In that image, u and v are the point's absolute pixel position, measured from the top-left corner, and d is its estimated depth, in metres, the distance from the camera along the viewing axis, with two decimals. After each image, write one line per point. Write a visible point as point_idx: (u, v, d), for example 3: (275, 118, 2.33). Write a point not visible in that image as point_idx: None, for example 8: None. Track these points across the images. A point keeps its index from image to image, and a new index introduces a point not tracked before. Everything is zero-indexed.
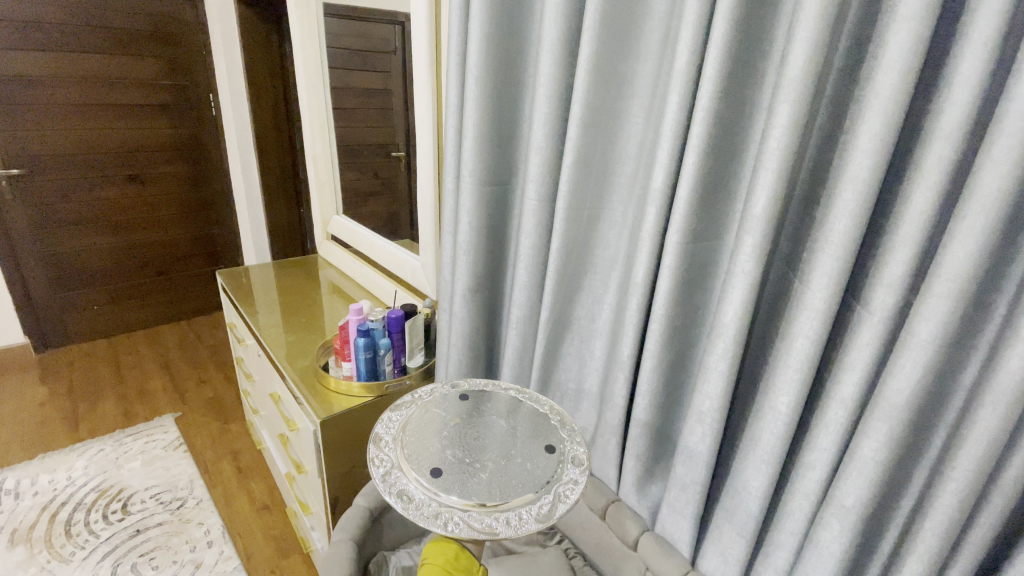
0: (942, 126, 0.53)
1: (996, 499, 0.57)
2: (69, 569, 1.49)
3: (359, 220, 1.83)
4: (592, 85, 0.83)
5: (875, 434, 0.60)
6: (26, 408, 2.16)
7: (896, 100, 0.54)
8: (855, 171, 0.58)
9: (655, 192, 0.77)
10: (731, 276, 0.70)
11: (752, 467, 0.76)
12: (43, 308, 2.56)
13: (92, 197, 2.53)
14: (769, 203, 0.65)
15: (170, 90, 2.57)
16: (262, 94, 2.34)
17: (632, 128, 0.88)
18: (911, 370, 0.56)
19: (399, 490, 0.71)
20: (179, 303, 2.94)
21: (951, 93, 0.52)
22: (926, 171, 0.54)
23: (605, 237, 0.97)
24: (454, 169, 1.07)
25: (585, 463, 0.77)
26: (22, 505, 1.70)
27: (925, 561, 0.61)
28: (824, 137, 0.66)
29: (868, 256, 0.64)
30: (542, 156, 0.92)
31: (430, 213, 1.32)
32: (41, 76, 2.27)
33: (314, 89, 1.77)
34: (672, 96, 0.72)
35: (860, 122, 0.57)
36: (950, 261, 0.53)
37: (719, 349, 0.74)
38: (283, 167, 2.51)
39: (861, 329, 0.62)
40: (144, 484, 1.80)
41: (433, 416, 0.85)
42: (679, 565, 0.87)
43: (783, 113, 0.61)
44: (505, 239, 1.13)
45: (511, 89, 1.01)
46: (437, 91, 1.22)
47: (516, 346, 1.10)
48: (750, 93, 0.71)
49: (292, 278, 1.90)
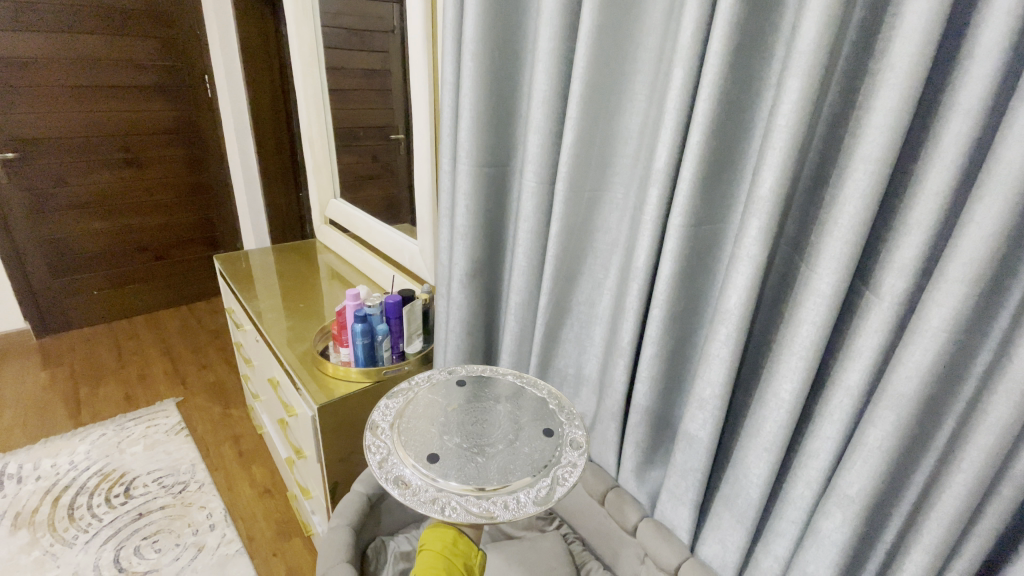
0: (961, 102, 0.50)
1: (1006, 490, 0.56)
2: (73, 552, 1.50)
3: (357, 203, 1.80)
4: (593, 62, 0.80)
5: (881, 423, 0.59)
6: (28, 392, 2.17)
7: (913, 74, 0.51)
8: (866, 150, 0.55)
9: (657, 172, 0.75)
10: (736, 261, 0.68)
11: (753, 455, 0.75)
12: (42, 293, 2.55)
13: (89, 182, 2.50)
14: (776, 185, 0.62)
15: (164, 71, 2.52)
16: (258, 76, 2.29)
17: (633, 108, 0.85)
18: (919, 358, 0.55)
19: (396, 476, 0.69)
20: (179, 287, 2.93)
21: (971, 68, 0.49)
22: (942, 150, 0.52)
23: (606, 220, 0.94)
24: (450, 149, 1.04)
25: (583, 446, 0.77)
26: (24, 490, 1.71)
27: (930, 552, 0.60)
28: (834, 115, 0.63)
29: (879, 238, 0.62)
30: (542, 135, 0.89)
31: (427, 196, 1.29)
32: (35, 57, 2.22)
33: (309, 69, 1.72)
34: (675, 75, 0.69)
35: (874, 98, 0.54)
36: (964, 246, 0.50)
37: (721, 335, 0.72)
38: (280, 151, 2.48)
39: (868, 316, 0.60)
40: (146, 468, 1.81)
41: (432, 402, 0.84)
42: (679, 551, 0.86)
43: (793, 89, 0.58)
44: (504, 221, 1.11)
45: (507, 66, 0.97)
46: (432, 69, 1.18)
47: (515, 332, 1.08)
48: (759, 69, 0.68)
49: (291, 263, 1.88)
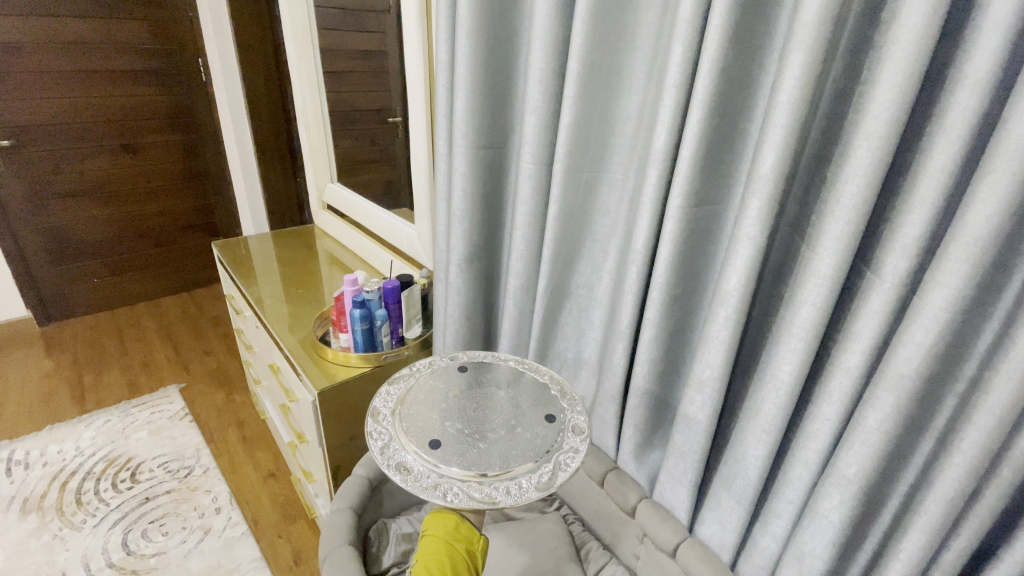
0: (968, 75, 0.48)
1: (1006, 471, 0.56)
2: (81, 536, 1.53)
3: (355, 188, 1.79)
4: (591, 38, 0.77)
5: (881, 405, 0.58)
6: (31, 380, 2.18)
7: (920, 46, 0.49)
8: (871, 126, 0.54)
9: (656, 153, 0.73)
10: (736, 241, 0.67)
11: (752, 436, 0.75)
12: (43, 282, 2.55)
13: (86, 169, 2.48)
14: (778, 163, 0.61)
15: (157, 55, 2.48)
16: (252, 58, 2.24)
17: (633, 87, 0.83)
18: (921, 339, 0.54)
19: (397, 462, 0.70)
20: (179, 274, 2.93)
21: (980, 39, 0.47)
22: (948, 125, 0.50)
23: (604, 202, 0.93)
24: (445, 130, 1.02)
25: (585, 432, 0.77)
26: (32, 475, 1.73)
27: (927, 532, 0.60)
28: (838, 90, 0.62)
29: (882, 217, 0.60)
30: (539, 113, 0.87)
31: (425, 179, 1.28)
32: (26, 42, 2.18)
33: (303, 50, 1.69)
34: (675, 50, 0.67)
35: (879, 72, 0.53)
36: (970, 224, 0.49)
37: (720, 317, 0.72)
38: (278, 135, 2.44)
39: (870, 297, 0.59)
40: (152, 454, 1.83)
41: (433, 388, 0.83)
42: (677, 531, 0.87)
43: (795, 63, 0.56)
44: (501, 202, 1.09)
45: (503, 43, 0.95)
46: (428, 49, 1.15)
47: (514, 316, 1.08)
48: (761, 44, 0.66)
49: (291, 249, 1.87)
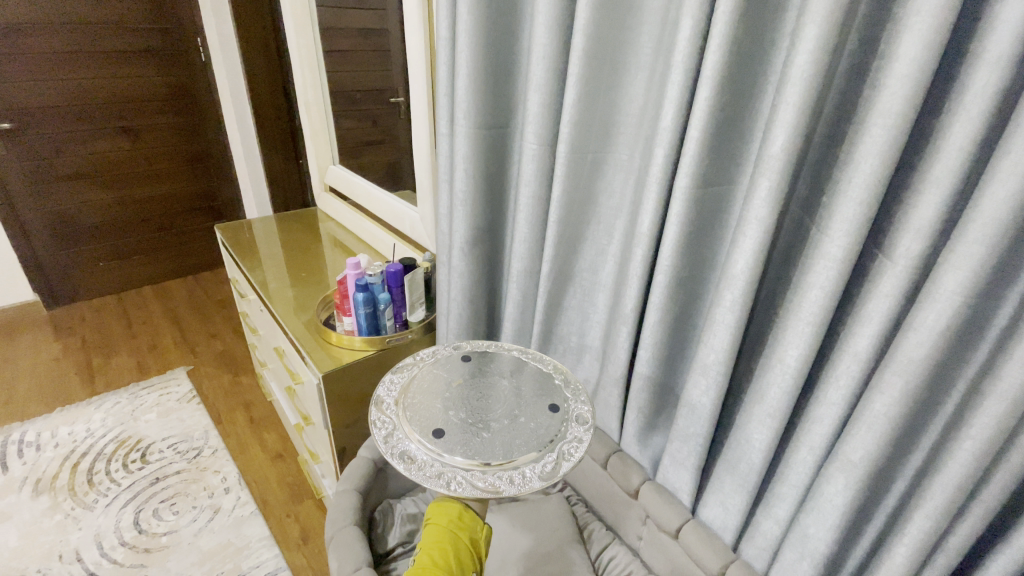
0: (990, 50, 0.46)
1: (1015, 457, 0.55)
2: (94, 515, 1.56)
3: (357, 170, 1.77)
4: (597, 12, 0.75)
5: (889, 390, 0.58)
6: (41, 363, 2.21)
7: (942, 18, 0.47)
8: (887, 104, 0.52)
9: (664, 132, 0.71)
10: (744, 224, 0.66)
11: (756, 421, 0.74)
12: (49, 266, 2.56)
13: (87, 151, 2.46)
14: (788, 142, 0.59)
15: (156, 34, 2.44)
16: (251, 37, 2.20)
17: (639, 64, 0.80)
18: (932, 325, 0.53)
19: (401, 451, 0.70)
20: (184, 257, 2.94)
21: (1004, 10, 0.45)
22: (969, 103, 0.48)
23: (609, 184, 0.91)
24: (447, 111, 1.00)
25: (589, 421, 0.76)
26: (44, 456, 1.76)
27: (933, 517, 0.60)
28: (853, 66, 0.59)
29: (896, 200, 0.59)
30: (543, 92, 0.85)
31: (427, 160, 1.26)
32: (22, 22, 2.15)
33: (302, 28, 1.65)
34: (684, 24, 0.64)
35: (897, 47, 0.51)
36: (988, 206, 0.48)
37: (727, 300, 0.71)
38: (279, 116, 2.41)
39: (882, 281, 0.58)
40: (161, 435, 1.85)
41: (436, 376, 0.83)
42: (679, 513, 0.87)
43: (810, 37, 0.54)
44: (504, 184, 1.08)
45: (505, 18, 0.92)
46: (428, 26, 1.12)
47: (517, 300, 1.07)
48: (773, 18, 0.64)
49: (294, 232, 1.86)
